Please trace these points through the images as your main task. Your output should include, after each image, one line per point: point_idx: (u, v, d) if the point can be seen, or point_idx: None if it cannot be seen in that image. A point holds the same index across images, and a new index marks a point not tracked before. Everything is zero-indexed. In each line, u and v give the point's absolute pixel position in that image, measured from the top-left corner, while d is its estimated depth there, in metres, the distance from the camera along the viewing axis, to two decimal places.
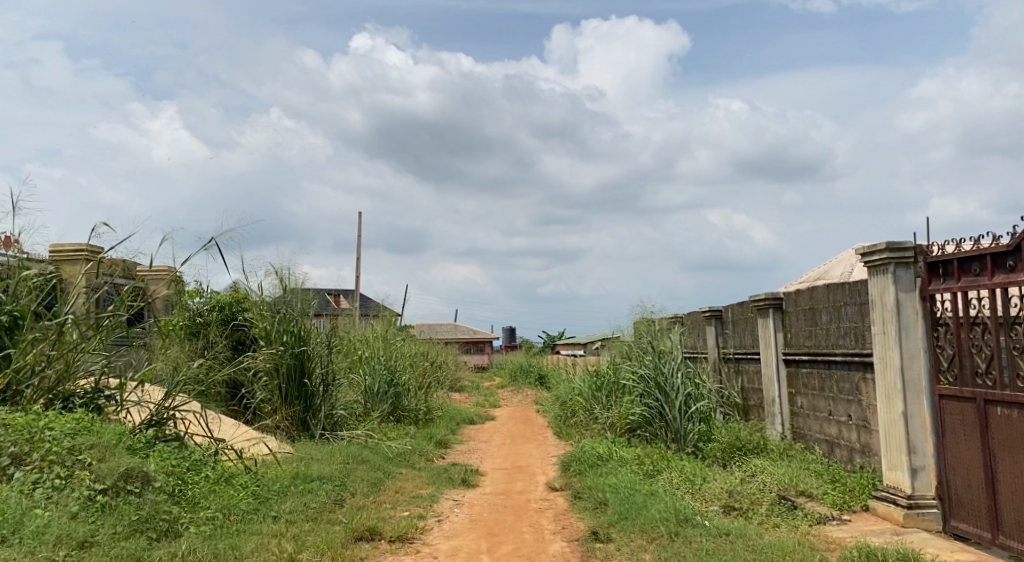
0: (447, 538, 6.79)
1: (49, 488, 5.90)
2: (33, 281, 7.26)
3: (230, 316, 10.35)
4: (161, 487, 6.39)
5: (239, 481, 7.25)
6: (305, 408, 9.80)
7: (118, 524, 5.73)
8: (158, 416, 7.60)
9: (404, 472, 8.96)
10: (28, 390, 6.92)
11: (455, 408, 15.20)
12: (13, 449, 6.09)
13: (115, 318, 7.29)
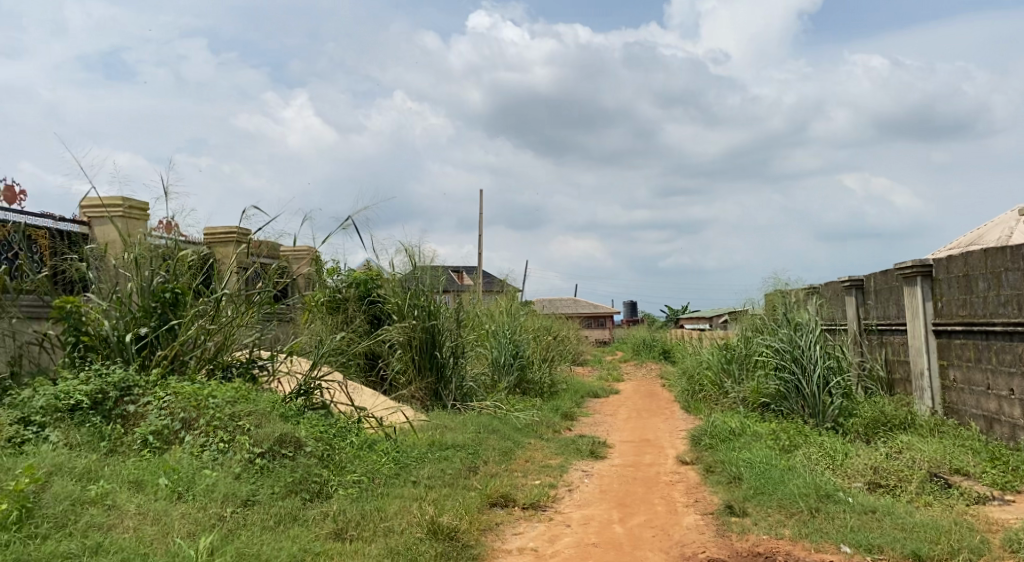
0: (578, 507, 6.72)
1: (215, 451, 6.14)
2: (191, 260, 7.60)
3: (365, 293, 10.32)
4: (312, 451, 6.54)
5: (381, 447, 7.38)
6: (437, 379, 9.95)
7: (276, 485, 5.92)
8: (305, 386, 7.84)
9: (533, 443, 8.94)
10: (192, 361, 7.19)
11: (579, 382, 15.07)
12: (182, 415, 6.35)
13: (263, 294, 7.65)
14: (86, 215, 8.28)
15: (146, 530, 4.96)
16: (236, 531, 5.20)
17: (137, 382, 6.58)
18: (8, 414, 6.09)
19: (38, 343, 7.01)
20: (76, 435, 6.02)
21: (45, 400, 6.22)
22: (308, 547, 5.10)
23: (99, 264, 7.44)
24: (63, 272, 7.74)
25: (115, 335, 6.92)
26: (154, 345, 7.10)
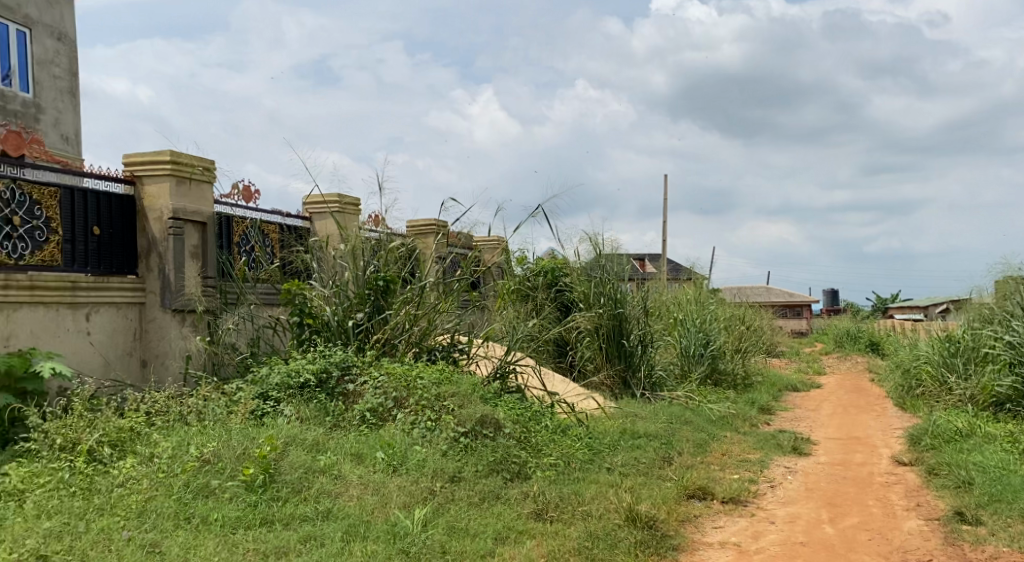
0: (782, 505, 6.55)
1: (423, 428, 6.41)
2: (399, 250, 7.99)
3: (553, 281, 10.54)
4: (511, 433, 6.59)
5: (575, 432, 7.40)
6: (627, 367, 9.93)
7: (478, 463, 6.01)
8: (502, 369, 8.03)
9: (729, 436, 8.80)
10: (400, 344, 7.62)
11: (775, 374, 14.61)
12: (395, 394, 6.70)
13: (461, 282, 8.05)
14: (309, 212, 9.07)
15: (368, 499, 5.04)
16: (445, 505, 5.21)
17: (355, 362, 7.02)
18: (250, 389, 6.65)
19: (270, 327, 7.56)
20: (306, 409, 6.51)
21: (279, 378, 6.73)
22: (512, 525, 5.06)
23: (320, 254, 7.97)
24: (291, 261, 8.35)
25: (336, 319, 7.47)
26: (369, 330, 7.56)
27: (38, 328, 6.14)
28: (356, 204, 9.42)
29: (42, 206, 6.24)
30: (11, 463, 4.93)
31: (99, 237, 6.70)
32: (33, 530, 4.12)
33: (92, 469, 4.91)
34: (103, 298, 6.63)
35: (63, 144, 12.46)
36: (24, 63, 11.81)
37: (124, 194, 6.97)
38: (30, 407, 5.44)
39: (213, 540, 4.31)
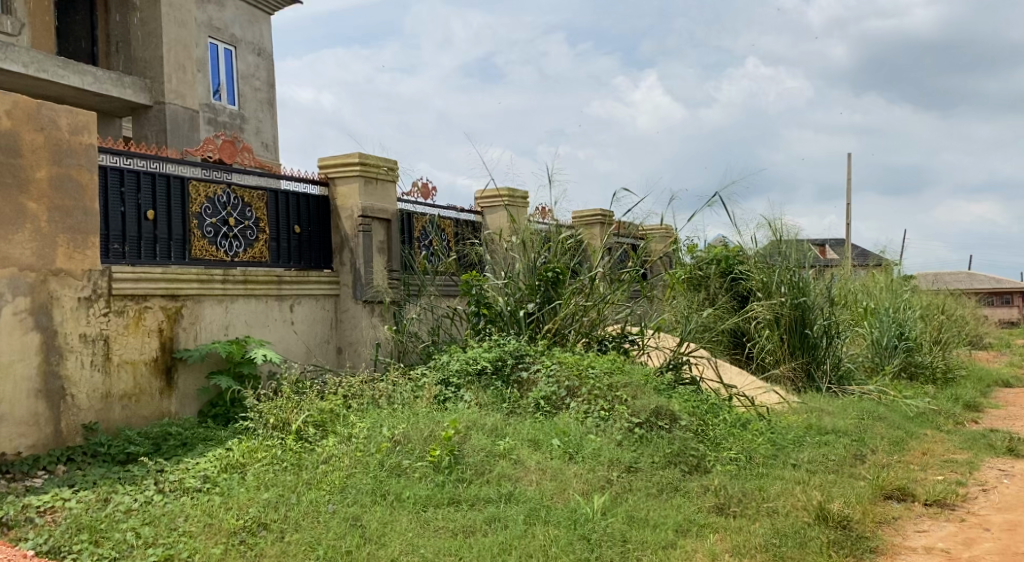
0: (998, 510, 5.96)
1: (597, 418, 6.37)
2: (568, 241, 7.94)
3: (727, 270, 10.28)
4: (688, 425, 6.48)
5: (755, 427, 7.16)
6: (811, 359, 9.53)
7: (655, 455, 5.92)
8: (675, 361, 7.93)
9: (930, 434, 8.27)
10: (571, 334, 7.64)
11: (984, 368, 13.54)
12: (568, 383, 6.71)
13: (632, 273, 7.90)
14: (480, 206, 9.36)
15: (546, 484, 5.12)
16: (623, 494, 5.21)
17: (528, 351, 7.13)
18: (432, 374, 6.89)
19: (449, 318, 7.75)
20: (485, 396, 6.63)
21: (459, 364, 6.95)
22: (692, 518, 4.95)
23: (492, 248, 8.23)
24: (465, 254, 8.67)
25: (508, 309, 7.64)
26: (540, 320, 7.66)
27: (252, 319, 6.69)
28: (524, 197, 9.66)
29: (253, 208, 6.84)
30: (233, 438, 5.48)
31: (300, 235, 7.27)
32: (255, 500, 4.49)
33: (300, 446, 5.33)
34: (304, 290, 7.17)
35: (264, 150, 13.54)
36: (231, 78, 12.91)
37: (319, 195, 7.51)
38: (247, 390, 6.01)
39: (407, 517, 4.49)
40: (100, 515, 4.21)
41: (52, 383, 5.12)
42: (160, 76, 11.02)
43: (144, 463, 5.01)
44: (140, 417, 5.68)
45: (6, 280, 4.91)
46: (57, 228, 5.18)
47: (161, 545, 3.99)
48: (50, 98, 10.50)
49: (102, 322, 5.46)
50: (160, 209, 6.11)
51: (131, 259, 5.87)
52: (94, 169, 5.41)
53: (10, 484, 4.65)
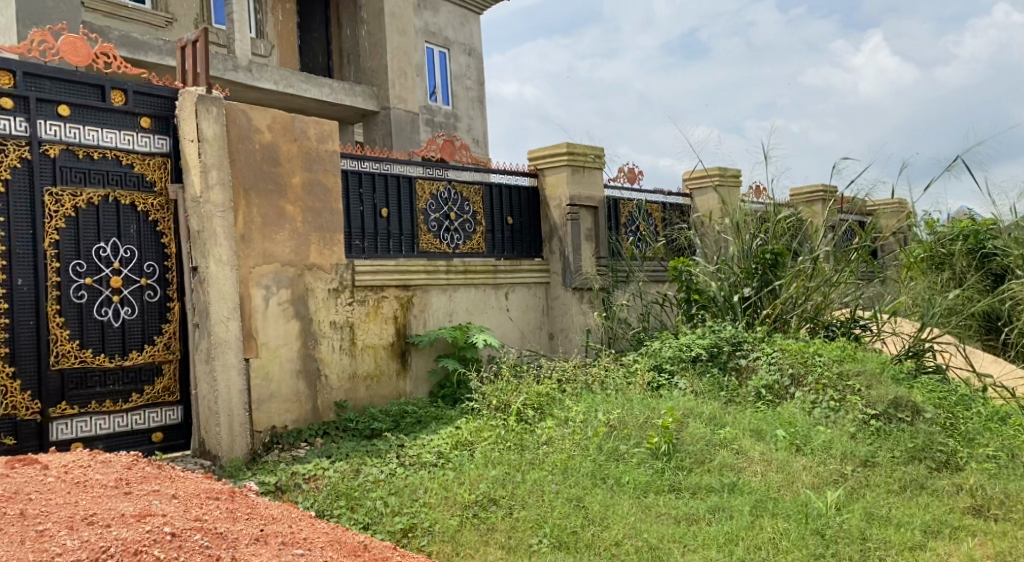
0: None
1: (826, 409, 5.98)
2: (786, 222, 7.65)
3: (977, 246, 9.28)
4: (933, 418, 5.90)
5: (1016, 421, 6.41)
6: None
7: (896, 449, 5.43)
8: (915, 347, 7.37)
9: None
10: (794, 320, 7.27)
11: None
12: (791, 370, 6.39)
13: (859, 250, 7.45)
14: (689, 187, 9.23)
15: (772, 476, 4.90)
16: (860, 490, 4.87)
17: (747, 338, 6.86)
18: (644, 361, 6.82)
19: (659, 303, 7.77)
20: (700, 383, 6.45)
21: (672, 351, 6.84)
22: (944, 519, 4.52)
23: (703, 232, 8.15)
24: (676, 239, 8.65)
25: (722, 295, 7.40)
26: (758, 305, 7.38)
27: (473, 306, 7.04)
28: (737, 176, 9.42)
29: (471, 202, 7.21)
30: (461, 418, 5.80)
31: (513, 226, 7.57)
32: (484, 476, 4.75)
33: (522, 427, 5.54)
34: (518, 279, 7.44)
35: (476, 146, 14.11)
36: (446, 79, 13.55)
37: (530, 186, 7.77)
38: (471, 372, 6.36)
39: (629, 501, 4.53)
40: (353, 484, 4.63)
41: (309, 364, 5.67)
42: (385, 83, 11.77)
43: (387, 438, 5.45)
44: (381, 396, 6.16)
45: (272, 274, 5.46)
46: (310, 228, 5.71)
47: (405, 514, 4.33)
48: (294, 111, 11.52)
49: (348, 310, 5.97)
50: (392, 207, 6.59)
51: (370, 254, 6.39)
52: (338, 174, 5.93)
53: (278, 454, 5.22)
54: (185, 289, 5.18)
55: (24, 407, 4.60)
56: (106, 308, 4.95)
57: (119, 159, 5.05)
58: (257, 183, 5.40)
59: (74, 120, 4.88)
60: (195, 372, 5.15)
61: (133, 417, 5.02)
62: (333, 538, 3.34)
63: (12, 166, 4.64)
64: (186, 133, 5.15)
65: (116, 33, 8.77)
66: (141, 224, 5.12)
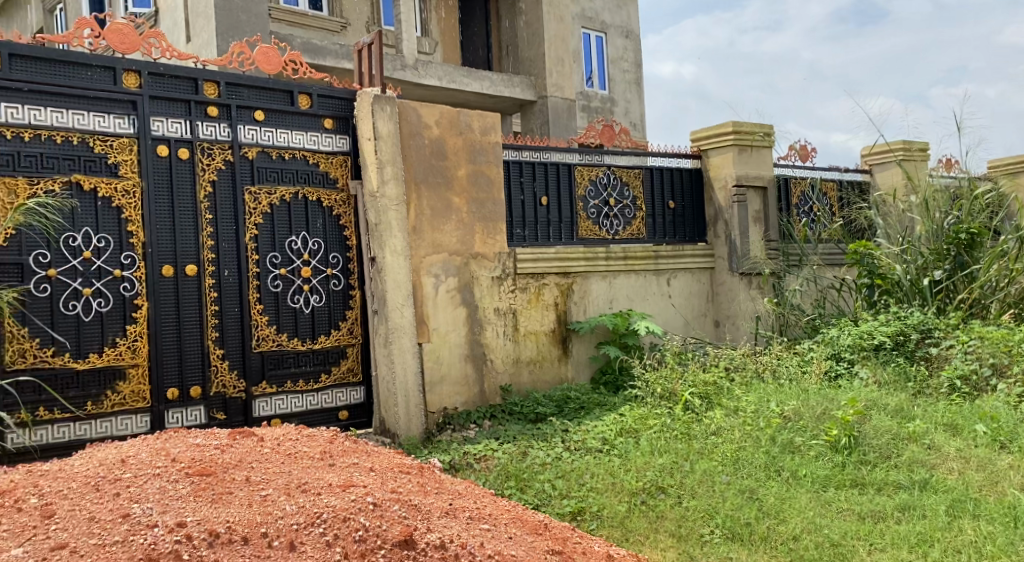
0: None
1: None
2: (986, 197, 7.04)
3: None
4: None
5: None
6: None
7: None
8: None
9: None
10: (995, 305, 6.81)
11: None
12: (993, 361, 5.91)
13: None
14: (870, 164, 8.80)
15: (972, 475, 4.58)
16: None
17: (938, 325, 6.45)
18: (822, 349, 6.54)
19: (837, 289, 7.48)
20: (885, 373, 6.13)
21: (852, 339, 6.51)
22: None
23: (887, 210, 7.68)
24: (854, 219, 8.26)
25: (908, 278, 6.97)
26: (950, 289, 6.90)
27: (634, 293, 6.98)
28: (923, 149, 8.85)
29: (630, 187, 7.18)
30: (626, 405, 5.79)
31: (676, 209, 7.46)
32: (651, 464, 4.74)
33: (689, 416, 5.47)
34: (680, 265, 7.31)
35: (634, 130, 13.97)
36: (602, 63, 13.48)
37: (693, 167, 7.64)
38: (634, 359, 6.34)
39: (807, 495, 4.38)
40: (522, 466, 4.74)
41: (476, 349, 5.84)
42: (543, 72, 11.86)
43: (552, 423, 5.54)
44: (544, 381, 6.26)
45: (441, 263, 5.67)
46: (475, 218, 5.87)
47: (573, 497, 4.40)
48: (456, 104, 11.84)
49: (511, 298, 6.09)
50: (551, 195, 6.66)
51: (532, 241, 6.50)
52: (501, 165, 6.06)
53: (451, 434, 5.42)
54: (365, 278, 5.46)
55: (231, 386, 5.00)
56: (297, 297, 5.29)
57: (306, 158, 5.38)
58: (427, 176, 5.61)
59: (268, 124, 5.25)
60: (374, 355, 5.42)
61: (323, 396, 5.35)
62: (514, 515, 3.41)
63: (218, 167, 5.03)
64: (363, 132, 5.43)
65: (299, 40, 9.33)
66: (326, 218, 5.43)
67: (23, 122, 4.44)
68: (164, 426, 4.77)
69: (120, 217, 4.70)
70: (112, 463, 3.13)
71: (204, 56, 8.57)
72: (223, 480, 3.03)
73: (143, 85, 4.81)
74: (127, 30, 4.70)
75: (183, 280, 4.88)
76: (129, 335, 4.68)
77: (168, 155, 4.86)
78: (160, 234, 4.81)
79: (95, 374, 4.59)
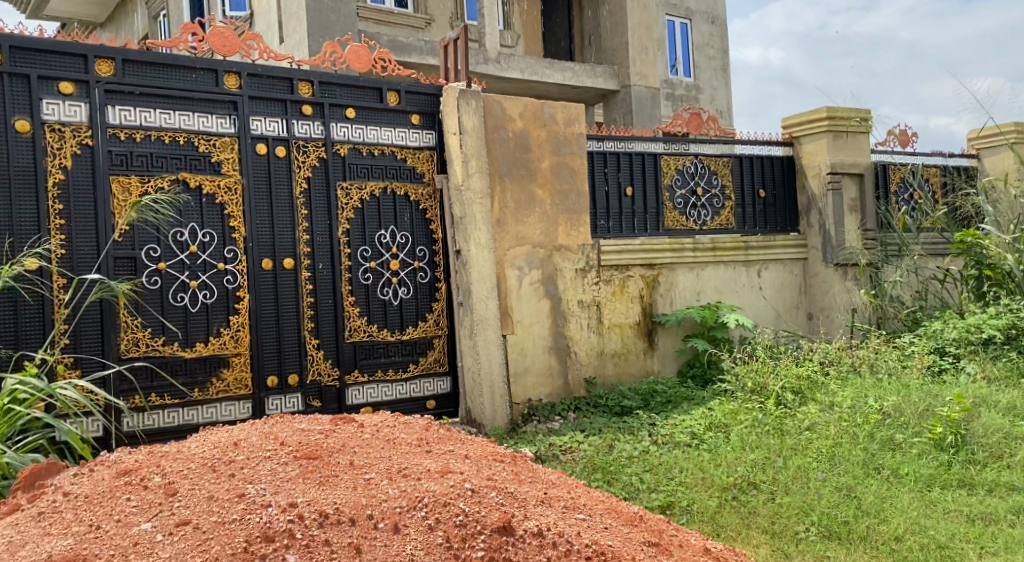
0: None
1: None
2: None
3: None
4: None
5: None
6: None
7: None
8: None
9: None
10: None
11: None
12: None
13: None
14: (976, 147, 8.43)
15: None
16: None
17: None
18: (924, 343, 6.30)
19: (940, 280, 7.20)
20: (993, 368, 5.86)
21: (957, 333, 6.29)
22: None
23: (994, 197, 7.32)
24: (958, 206, 7.91)
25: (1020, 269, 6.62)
26: None
27: (723, 285, 6.85)
28: None
29: (718, 175, 7.05)
30: (716, 399, 5.70)
31: (766, 199, 7.30)
32: (742, 459, 4.66)
33: (781, 411, 5.34)
34: (771, 256, 7.13)
35: (721, 117, 13.70)
36: (687, 50, 13.26)
37: (784, 155, 7.45)
38: (722, 353, 6.23)
39: (909, 494, 4.23)
40: (609, 458, 4.73)
41: (560, 342, 5.84)
42: (626, 61, 11.73)
43: (638, 416, 5.50)
44: (629, 374, 6.22)
45: (524, 255, 5.68)
46: (558, 210, 5.87)
47: (662, 491, 4.36)
48: (539, 96, 11.84)
49: (595, 290, 6.06)
50: (636, 185, 6.60)
51: (616, 233, 6.45)
52: (585, 156, 6.03)
53: (536, 425, 5.44)
54: (450, 271, 5.54)
55: (326, 374, 5.13)
56: (386, 289, 5.39)
57: (395, 154, 5.47)
58: (511, 169, 5.63)
59: (359, 121, 5.35)
60: (460, 346, 5.49)
61: (411, 385, 5.44)
62: (609, 506, 3.41)
63: (313, 164, 5.16)
64: (450, 126, 5.49)
65: (385, 38, 9.48)
66: (414, 213, 5.51)
67: (135, 124, 4.64)
68: (264, 413, 4.94)
69: (223, 214, 4.87)
70: (226, 445, 3.21)
71: (295, 56, 8.80)
72: (329, 463, 3.08)
73: (244, 86, 4.97)
74: (229, 32, 4.87)
75: (281, 273, 5.02)
76: (232, 325, 4.86)
77: (266, 153, 5.01)
78: (259, 228, 4.97)
79: (201, 361, 4.78)
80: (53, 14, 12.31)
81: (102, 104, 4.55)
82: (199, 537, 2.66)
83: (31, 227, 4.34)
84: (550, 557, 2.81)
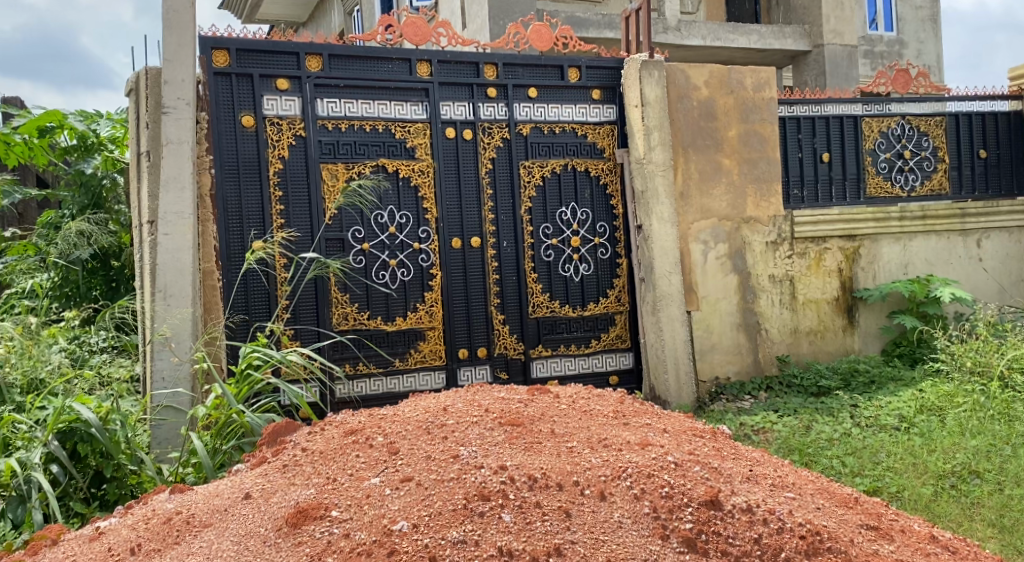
0: None
1: None
2: None
3: None
4: None
5: None
6: None
7: None
8: None
9: None
10: None
11: None
12: None
13: None
14: None
15: None
16: None
17: None
18: None
19: None
20: None
21: None
22: None
23: None
24: None
25: None
26: None
27: (935, 257, 6.36)
28: None
29: (929, 136, 6.53)
30: (930, 381, 5.32)
31: (987, 159, 6.71)
32: (961, 446, 4.33)
33: (1007, 394, 4.90)
34: (993, 224, 6.53)
35: (929, 73, 12.67)
36: (889, 2, 12.38)
37: (1011, 111, 6.81)
38: (935, 330, 5.79)
39: None
40: (807, 440, 4.54)
41: (749, 318, 5.65)
42: (818, 19, 11.09)
43: (839, 396, 5.23)
44: (826, 353, 5.93)
45: (709, 229, 5.54)
46: (747, 179, 5.66)
47: (867, 476, 4.13)
48: (724, 61, 11.47)
49: (788, 263, 5.81)
50: (834, 150, 6.25)
51: (810, 203, 6.14)
52: (775, 123, 5.76)
53: (724, 404, 5.31)
54: (632, 246, 5.51)
55: (512, 348, 5.25)
56: (568, 266, 5.43)
57: (575, 131, 5.47)
58: (695, 140, 5.48)
59: (541, 100, 5.40)
60: (643, 322, 5.45)
61: (593, 360, 5.47)
62: (820, 486, 3.27)
63: (497, 145, 5.26)
64: (631, 99, 5.42)
65: (564, 15, 9.49)
66: (594, 188, 5.51)
67: (340, 114, 4.92)
68: (457, 384, 5.13)
69: (417, 196, 5.09)
70: (437, 410, 3.36)
71: (477, 40, 9.02)
72: (531, 430, 3.16)
73: (434, 73, 5.13)
74: (420, 22, 5.03)
75: (469, 251, 5.18)
76: (426, 301, 5.08)
77: (455, 136, 5.17)
78: (449, 209, 5.15)
79: (401, 333, 5.03)
80: (264, 18, 13.32)
81: (312, 98, 4.85)
82: (421, 493, 2.77)
83: (255, 214, 4.72)
84: (761, 533, 2.74)
